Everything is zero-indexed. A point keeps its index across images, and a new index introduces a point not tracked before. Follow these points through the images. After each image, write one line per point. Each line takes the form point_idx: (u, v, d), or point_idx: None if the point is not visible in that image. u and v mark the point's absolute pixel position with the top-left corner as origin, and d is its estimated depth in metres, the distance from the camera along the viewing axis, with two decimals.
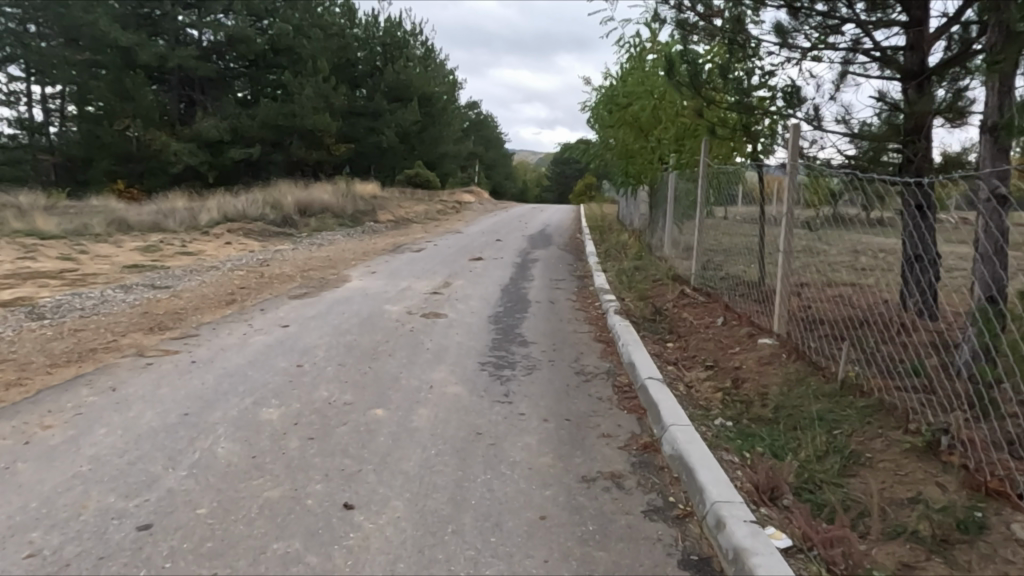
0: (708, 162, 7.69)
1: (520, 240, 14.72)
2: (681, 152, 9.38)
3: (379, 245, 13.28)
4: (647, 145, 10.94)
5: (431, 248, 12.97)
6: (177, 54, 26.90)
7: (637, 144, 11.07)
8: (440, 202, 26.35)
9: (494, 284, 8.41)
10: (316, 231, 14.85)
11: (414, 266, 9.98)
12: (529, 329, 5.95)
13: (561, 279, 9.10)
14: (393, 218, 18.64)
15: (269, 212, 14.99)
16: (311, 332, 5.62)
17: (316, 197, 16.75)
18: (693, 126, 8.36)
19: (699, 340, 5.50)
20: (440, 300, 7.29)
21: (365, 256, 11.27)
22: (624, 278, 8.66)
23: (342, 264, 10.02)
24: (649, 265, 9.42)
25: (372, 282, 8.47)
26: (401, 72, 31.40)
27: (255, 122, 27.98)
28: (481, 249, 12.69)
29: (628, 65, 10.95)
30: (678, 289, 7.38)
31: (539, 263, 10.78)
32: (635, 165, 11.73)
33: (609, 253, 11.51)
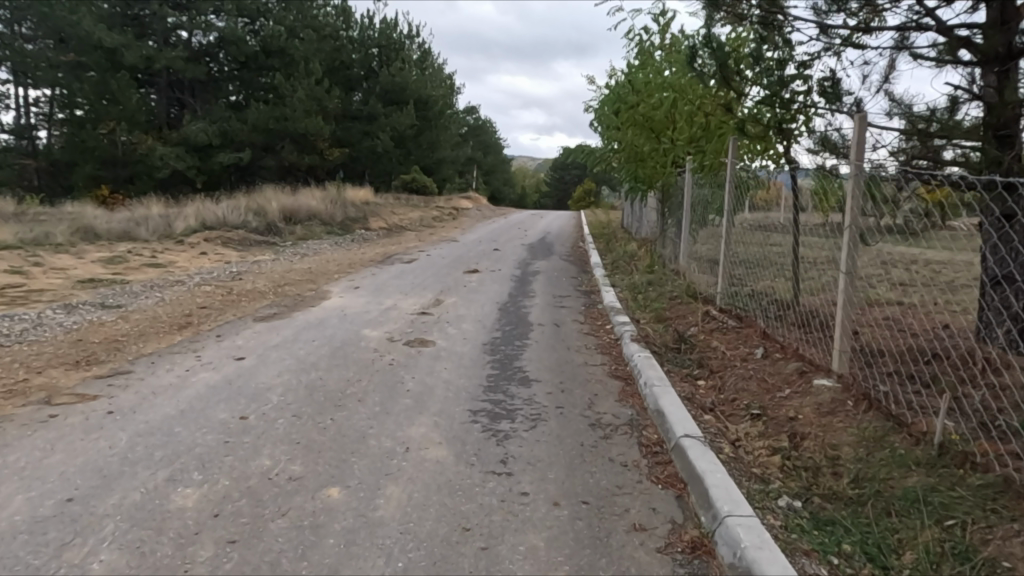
0: (734, 165, 6.76)
1: (520, 249, 13.77)
2: (698, 155, 8.46)
3: (368, 255, 12.33)
4: (658, 150, 10.04)
5: (424, 258, 12.03)
6: (164, 56, 26.01)
7: (647, 148, 10.18)
8: (435, 209, 25.44)
9: (491, 303, 7.47)
10: (301, 240, 13.92)
11: (402, 281, 9.03)
12: (531, 361, 5.00)
13: (566, 296, 8.16)
14: (385, 226, 17.70)
15: (251, 219, 14.05)
16: (269, 368, 4.67)
17: (303, 203, 15.81)
18: (716, 124, 7.43)
19: (737, 378, 4.55)
20: (428, 322, 6.34)
21: (349, 268, 10.32)
22: (637, 296, 7.71)
23: (323, 278, 9.06)
24: (662, 281, 8.47)
25: (353, 300, 7.51)
26: (396, 75, 30.52)
27: (245, 126, 27.08)
28: (478, 260, 11.74)
29: (637, 63, 10.07)
30: (702, 309, 6.43)
31: (540, 276, 9.84)
32: (642, 172, 10.83)
33: (617, 265, 10.56)
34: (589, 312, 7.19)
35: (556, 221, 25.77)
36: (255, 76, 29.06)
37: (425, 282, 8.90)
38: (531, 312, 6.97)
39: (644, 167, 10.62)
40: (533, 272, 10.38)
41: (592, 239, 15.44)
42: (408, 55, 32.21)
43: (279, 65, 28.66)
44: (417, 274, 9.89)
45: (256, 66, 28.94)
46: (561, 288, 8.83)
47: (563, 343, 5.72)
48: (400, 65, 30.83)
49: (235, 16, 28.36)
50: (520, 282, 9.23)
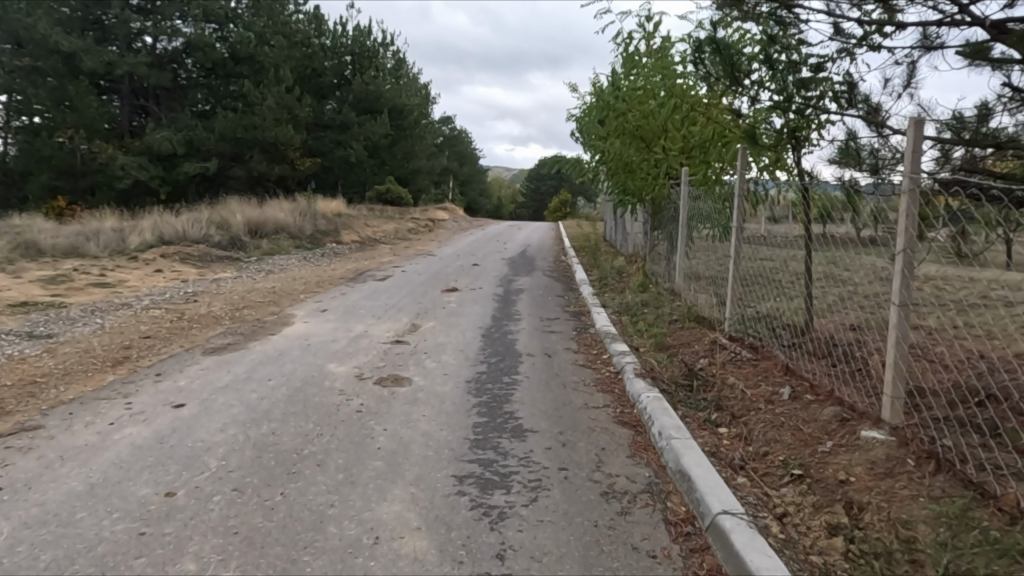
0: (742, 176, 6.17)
1: (500, 265, 13.08)
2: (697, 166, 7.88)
3: (338, 272, 11.54)
4: (649, 161, 9.48)
5: (399, 275, 11.28)
6: (127, 61, 24.96)
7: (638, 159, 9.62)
8: (410, 221, 24.68)
9: (473, 328, 6.78)
10: (267, 255, 13.09)
11: (375, 302, 8.30)
12: (524, 405, 4.32)
13: (555, 319, 7.49)
14: (358, 240, 16.90)
15: (213, 233, 13.18)
16: (212, 420, 3.90)
17: (271, 215, 14.96)
18: (719, 132, 6.85)
19: (767, 425, 3.91)
20: (404, 354, 5.62)
21: (317, 287, 9.54)
22: (632, 320, 7.09)
23: (288, 299, 8.29)
24: (657, 301, 7.85)
25: (321, 326, 6.77)
26: (370, 83, 29.78)
27: (212, 134, 26.08)
28: (456, 277, 11.03)
29: (627, 70, 9.53)
30: (708, 336, 5.83)
31: (524, 296, 9.16)
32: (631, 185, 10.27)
33: (605, 282, 9.94)
34: (582, 339, 6.54)
35: (535, 233, 25.18)
36: (223, 83, 28.09)
37: (401, 303, 8.17)
38: (518, 339, 6.29)
39: (632, 180, 10.05)
40: (516, 290, 9.71)
41: (575, 254, 14.85)
42: (382, 63, 31.52)
43: (249, 72, 27.76)
44: (392, 293, 9.15)
45: (224, 73, 27.98)
46: (548, 309, 8.17)
47: (557, 377, 5.06)
48: (374, 73, 30.13)
49: (202, 22, 27.41)
50: (504, 302, 8.54)
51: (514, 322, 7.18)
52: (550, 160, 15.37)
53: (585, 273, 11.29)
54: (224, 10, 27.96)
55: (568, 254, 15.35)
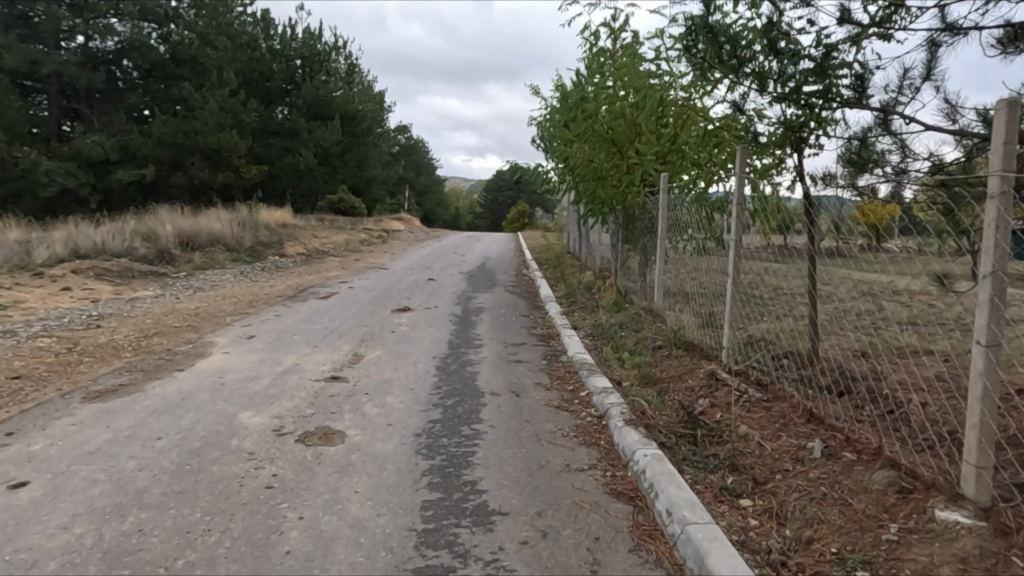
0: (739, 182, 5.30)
1: (459, 280, 12.09)
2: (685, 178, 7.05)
3: (278, 288, 10.39)
4: (617, 168, 8.66)
5: (347, 292, 10.20)
6: (53, 60, 23.21)
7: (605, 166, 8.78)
8: (362, 231, 23.43)
9: (426, 359, 5.77)
10: (198, 270, 11.83)
11: (313, 325, 7.22)
12: (488, 471, 3.35)
13: (521, 345, 6.54)
14: (303, 252, 15.67)
15: (138, 245, 11.88)
16: (58, 506, 2.84)
17: (205, 225, 13.68)
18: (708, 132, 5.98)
19: (803, 497, 3.03)
20: (339, 396, 4.59)
21: (250, 308, 8.41)
22: (609, 347, 6.20)
23: (210, 324, 7.15)
24: (635, 323, 6.97)
25: (243, 357, 5.69)
26: (321, 88, 28.52)
27: (148, 139, 24.45)
28: (409, 294, 10.01)
29: (590, 71, 8.70)
30: (703, 368, 4.98)
31: (485, 316, 8.21)
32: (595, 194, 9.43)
33: (574, 299, 9.03)
34: (553, 370, 5.60)
35: (494, 245, 24.22)
36: (161, 85, 26.44)
37: (342, 327, 7.12)
38: (478, 373, 5.32)
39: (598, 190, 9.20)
40: (476, 309, 8.72)
41: (538, 268, 13.94)
42: (333, 68, 30.27)
43: (189, 74, 26.20)
44: (335, 314, 8.08)
45: (162, 75, 26.35)
46: (512, 332, 7.21)
47: (529, 425, 4.11)
48: (325, 77, 28.88)
49: (138, 20, 25.80)
50: (462, 325, 7.55)
51: (474, 349, 6.21)
52: (510, 169, 14.55)
53: (551, 290, 10.39)
54: (163, 8, 26.38)
55: (530, 268, 14.44)
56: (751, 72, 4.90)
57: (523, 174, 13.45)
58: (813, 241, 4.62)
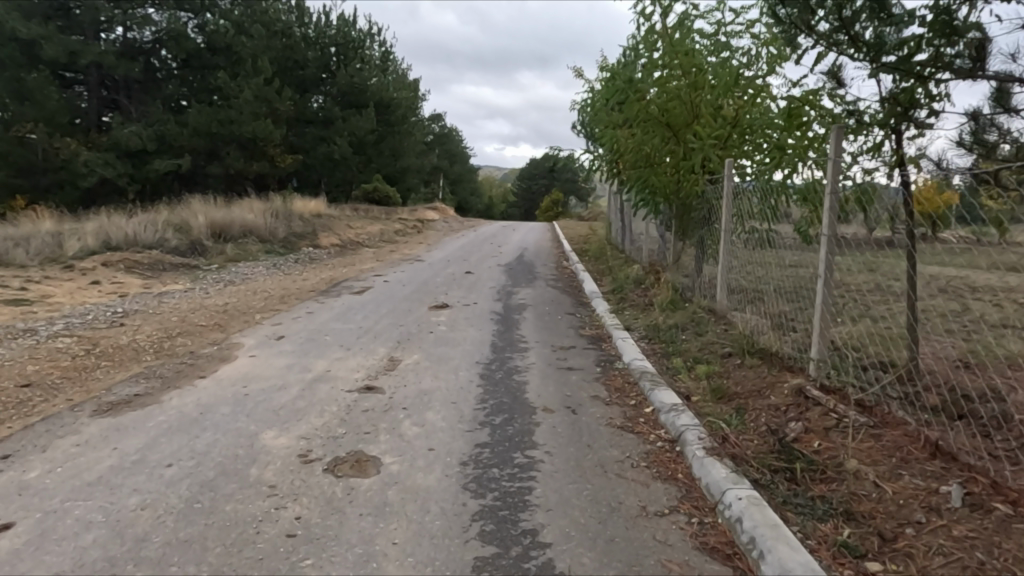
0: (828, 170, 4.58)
1: (497, 273, 11.56)
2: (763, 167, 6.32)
3: (311, 282, 10.00)
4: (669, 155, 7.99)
5: (381, 286, 9.74)
6: (91, 50, 23.25)
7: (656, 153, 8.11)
8: (397, 221, 23.04)
9: (469, 366, 5.23)
10: (230, 262, 11.52)
11: (346, 325, 6.75)
12: (551, 516, 2.80)
13: (571, 349, 5.98)
14: (337, 244, 15.31)
15: (169, 237, 11.62)
16: (41, 559, 2.38)
17: (237, 216, 13.37)
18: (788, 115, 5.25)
19: (953, 565, 2.40)
20: (373, 411, 4.08)
21: (281, 304, 8.00)
22: (671, 353, 5.59)
23: (238, 322, 6.73)
24: (697, 324, 6.32)
25: (271, 362, 5.23)
26: (355, 75, 28.17)
27: (184, 129, 24.42)
28: (446, 289, 9.50)
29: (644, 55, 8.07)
30: (786, 384, 4.32)
31: (528, 314, 7.66)
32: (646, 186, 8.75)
33: (623, 297, 8.41)
34: (610, 381, 4.99)
35: (530, 235, 23.62)
36: (197, 75, 26.38)
37: (377, 327, 6.64)
38: (527, 384, 4.76)
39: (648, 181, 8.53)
40: (519, 306, 8.16)
41: (579, 260, 13.31)
42: (368, 55, 29.88)
43: (225, 63, 26.08)
44: (369, 311, 7.60)
45: (198, 65, 26.29)
46: (560, 334, 6.63)
47: (591, 452, 3.54)
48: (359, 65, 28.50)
49: (174, 10, 25.74)
50: (505, 324, 7.00)
51: (519, 354, 5.64)
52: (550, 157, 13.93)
53: (596, 285, 9.76)
54: None
55: (570, 261, 13.80)
56: (849, 39, 4.16)
57: (564, 163, 12.78)
58: (909, 232, 3.91)
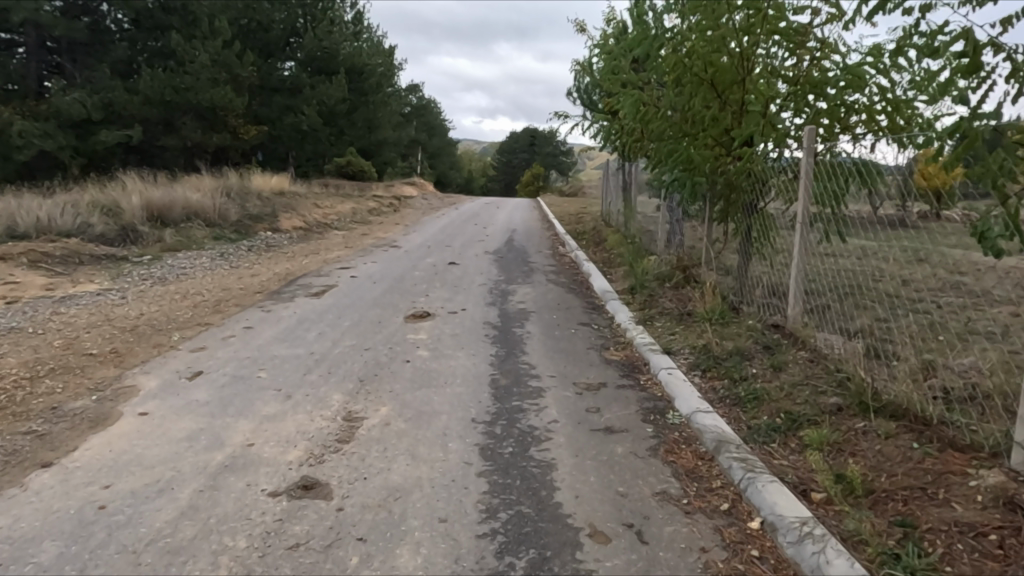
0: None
1: (486, 264, 9.84)
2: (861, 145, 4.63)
3: (262, 278, 8.21)
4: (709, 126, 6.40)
5: (348, 285, 7.99)
6: (26, 6, 20.73)
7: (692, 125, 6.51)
8: (371, 199, 21.09)
9: (464, 430, 3.56)
10: (168, 252, 9.67)
11: (292, 351, 5.02)
12: None
13: (601, 390, 4.33)
14: (301, 227, 13.43)
15: (93, 222, 9.71)
16: None
17: (181, 195, 11.45)
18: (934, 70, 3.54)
19: None
20: (308, 552, 2.40)
21: (214, 314, 6.23)
22: (748, 402, 3.98)
23: (144, 349, 4.96)
24: (766, 351, 4.72)
25: (168, 429, 3.50)
26: (324, 39, 25.89)
27: (134, 96, 22.13)
28: (427, 288, 7.79)
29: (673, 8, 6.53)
30: (971, 484, 2.72)
31: (534, 328, 5.98)
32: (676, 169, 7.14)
33: (648, 302, 6.78)
34: (673, 456, 3.37)
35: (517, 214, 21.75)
36: (149, 36, 23.92)
37: (335, 355, 4.93)
38: (555, 470, 3.11)
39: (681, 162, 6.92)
40: (521, 314, 6.49)
41: (578, 247, 11.63)
42: (339, 16, 27.52)
43: (180, 24, 23.67)
44: (326, 325, 5.87)
45: (150, 25, 23.83)
46: (582, 361, 4.98)
47: None
48: (328, 26, 26.17)
49: None
50: (506, 344, 5.32)
51: (534, 404, 3.98)
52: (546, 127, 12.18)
53: (608, 283, 8.11)
54: None
55: (566, 248, 12.13)
56: None
57: None
58: None
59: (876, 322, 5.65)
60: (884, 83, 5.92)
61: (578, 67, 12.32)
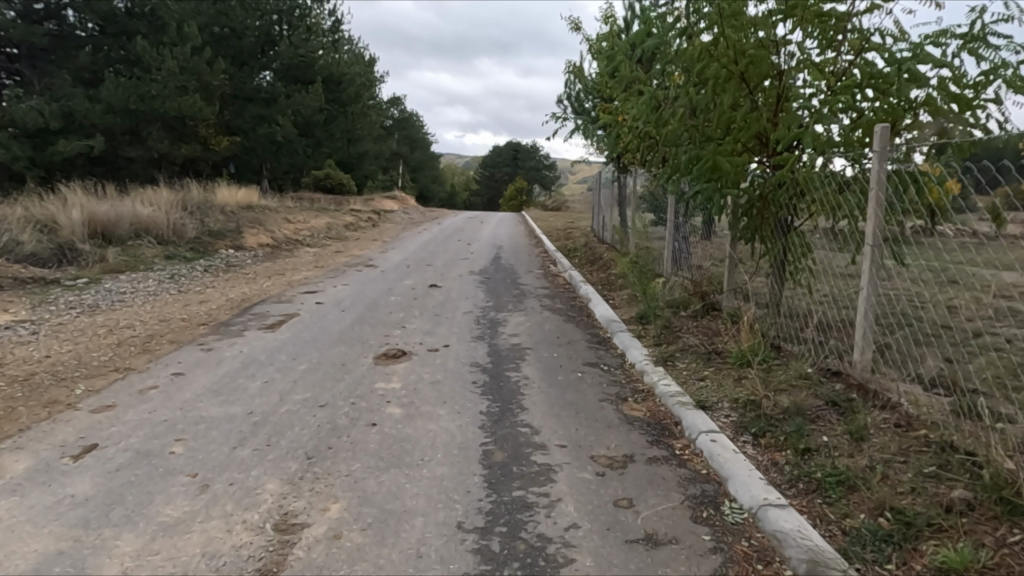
0: None
1: (471, 287, 8.76)
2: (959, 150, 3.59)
3: (210, 306, 7.06)
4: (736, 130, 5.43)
5: (312, 313, 6.88)
6: None
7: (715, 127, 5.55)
8: (349, 213, 19.99)
9: (447, 548, 2.49)
10: (108, 274, 8.49)
11: (226, 411, 3.90)
12: None
13: (629, 468, 3.27)
14: (268, 244, 12.27)
15: (22, 240, 8.50)
16: None
17: (131, 209, 10.27)
18: None
19: None
20: None
21: (139, 355, 5.08)
22: (832, 490, 2.95)
23: (29, 409, 3.81)
24: (835, 410, 3.71)
25: (10, 553, 2.39)
26: (300, 46, 24.79)
27: (96, 104, 20.89)
28: (404, 317, 6.69)
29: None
30: None
31: (532, 371, 4.90)
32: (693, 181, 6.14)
33: (666, 335, 5.76)
34: None
35: (503, 228, 20.73)
36: (114, 42, 22.68)
37: (282, 417, 3.82)
38: None
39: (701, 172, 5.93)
40: (516, 352, 5.42)
41: (572, 266, 10.60)
42: (316, 22, 26.39)
43: (147, 29, 22.46)
44: (276, 370, 4.75)
45: (115, 30, 22.58)
46: (598, 421, 3.93)
47: None
48: (304, 32, 25.03)
49: None
50: (501, 397, 4.25)
51: (543, 498, 2.91)
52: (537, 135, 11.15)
53: (612, 309, 7.09)
54: None
55: (559, 266, 11.10)
56: None
57: None
58: None
59: (949, 366, 4.66)
60: (950, 77, 4.92)
61: (572, 69, 11.32)
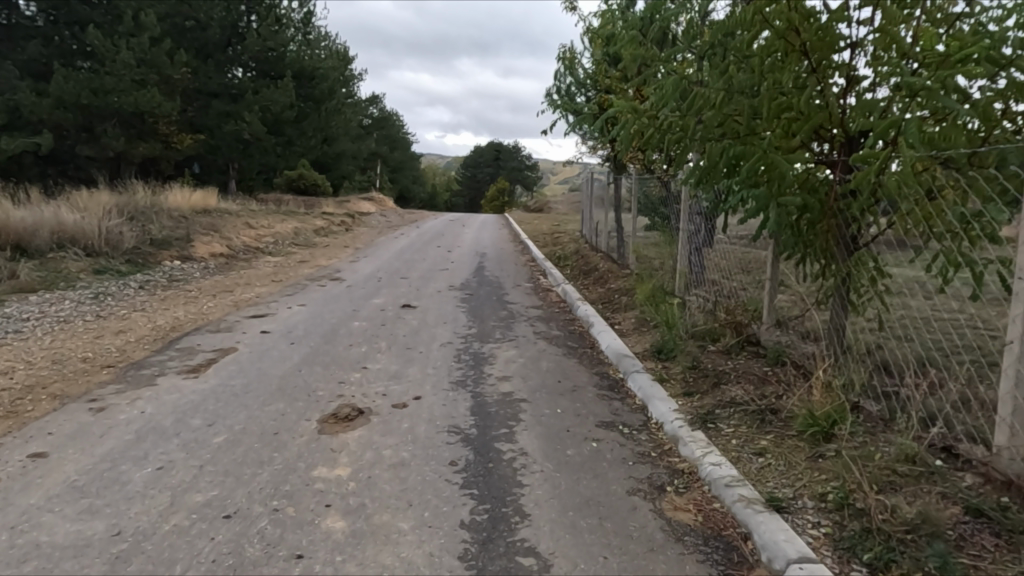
0: None
1: (451, 306, 7.51)
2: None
3: (127, 338, 5.73)
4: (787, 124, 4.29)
5: (253, 347, 5.57)
6: None
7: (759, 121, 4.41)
8: (320, 217, 18.64)
9: None
10: (15, 294, 7.09)
11: (81, 530, 2.62)
12: None
13: None
14: (221, 254, 10.88)
15: None
16: None
17: (55, 216, 8.86)
18: None
19: None
20: None
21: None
22: None
23: None
24: (987, 528, 2.53)
25: None
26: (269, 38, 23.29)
27: (45, 98, 19.28)
28: (367, 353, 5.41)
29: None
30: None
31: (531, 441, 3.66)
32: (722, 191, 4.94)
33: (699, 380, 4.57)
34: None
35: (486, 232, 19.49)
36: (66, 32, 21.03)
37: (163, 543, 2.54)
38: None
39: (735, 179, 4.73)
40: (508, 408, 4.18)
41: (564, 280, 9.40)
42: (287, 13, 24.86)
43: (101, 19, 20.86)
44: (179, 446, 3.45)
45: (67, 19, 20.94)
46: (631, 537, 2.70)
47: None
48: (274, 24, 23.53)
49: None
50: (490, 493, 3.01)
51: None
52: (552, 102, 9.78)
53: (620, 339, 5.89)
54: None
55: (550, 279, 9.89)
56: None
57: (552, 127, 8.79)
58: None
59: None
60: None
61: (566, 53, 10.06)
